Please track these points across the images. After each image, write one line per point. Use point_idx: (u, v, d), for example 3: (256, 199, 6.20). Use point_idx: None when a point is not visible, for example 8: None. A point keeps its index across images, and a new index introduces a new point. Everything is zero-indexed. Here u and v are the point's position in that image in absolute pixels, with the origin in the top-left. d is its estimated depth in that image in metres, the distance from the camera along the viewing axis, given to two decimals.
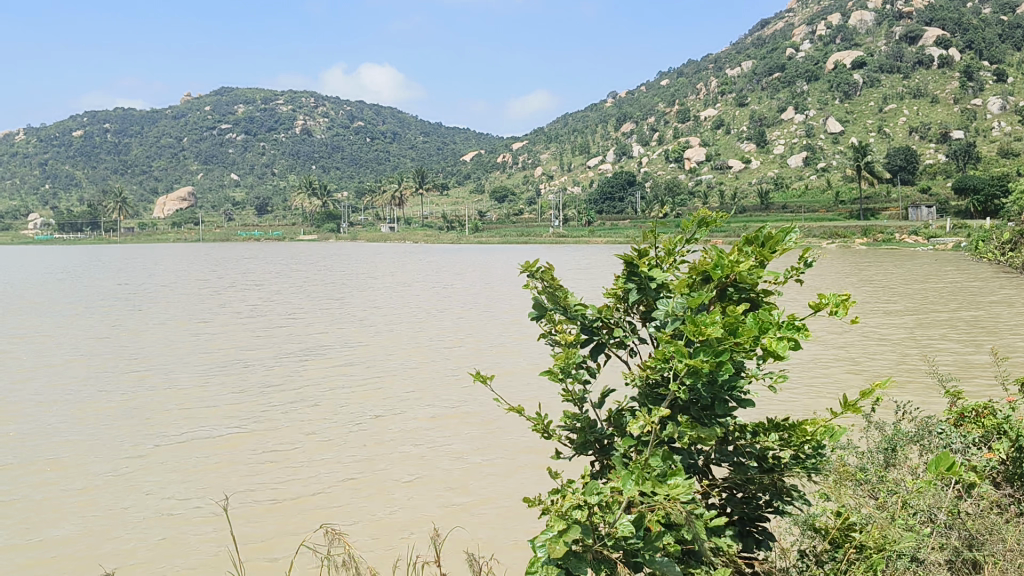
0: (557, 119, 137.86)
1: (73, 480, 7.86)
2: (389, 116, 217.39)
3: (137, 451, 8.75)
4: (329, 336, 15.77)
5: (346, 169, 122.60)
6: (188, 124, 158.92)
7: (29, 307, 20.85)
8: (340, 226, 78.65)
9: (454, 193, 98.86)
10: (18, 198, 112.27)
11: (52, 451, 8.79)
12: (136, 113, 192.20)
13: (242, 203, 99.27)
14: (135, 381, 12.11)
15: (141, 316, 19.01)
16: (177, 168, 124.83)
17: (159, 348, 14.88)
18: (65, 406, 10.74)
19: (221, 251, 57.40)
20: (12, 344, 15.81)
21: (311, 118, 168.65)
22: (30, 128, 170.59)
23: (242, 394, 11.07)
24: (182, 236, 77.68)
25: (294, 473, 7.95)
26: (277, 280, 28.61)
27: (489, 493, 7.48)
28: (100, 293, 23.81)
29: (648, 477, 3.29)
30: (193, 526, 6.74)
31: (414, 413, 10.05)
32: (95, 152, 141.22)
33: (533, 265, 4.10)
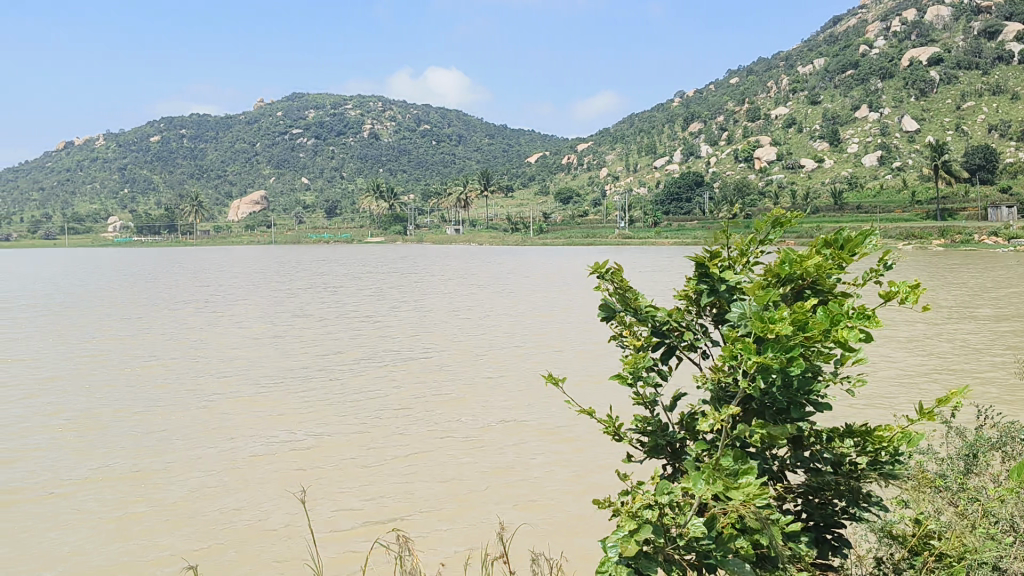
0: (622, 120, 137.07)
1: (162, 482, 8.06)
2: (455, 119, 219.15)
3: (212, 454, 8.85)
4: (400, 339, 15.84)
5: (412, 173, 124.07)
6: (260, 129, 162.86)
7: (116, 307, 21.64)
8: (407, 228, 79.63)
9: (520, 195, 99.19)
10: (100, 203, 116.60)
11: (140, 451, 9.03)
12: (211, 120, 197.80)
13: (312, 206, 101.26)
14: (215, 381, 12.39)
15: (220, 317, 19.49)
16: (249, 173, 127.95)
17: (234, 350, 15.13)
18: (152, 407, 11.04)
19: (295, 254, 58.74)
20: (101, 345, 16.38)
21: (378, 122, 170.93)
22: (111, 135, 176.92)
23: (319, 395, 11.20)
24: (254, 240, 79.65)
25: (367, 478, 7.95)
26: (350, 280, 29.03)
27: (557, 496, 7.42)
28: (183, 294, 24.58)
29: (721, 476, 3.16)
30: (273, 526, 6.88)
31: (488, 415, 10.06)
32: (171, 158, 145.70)
33: (604, 266, 4.03)
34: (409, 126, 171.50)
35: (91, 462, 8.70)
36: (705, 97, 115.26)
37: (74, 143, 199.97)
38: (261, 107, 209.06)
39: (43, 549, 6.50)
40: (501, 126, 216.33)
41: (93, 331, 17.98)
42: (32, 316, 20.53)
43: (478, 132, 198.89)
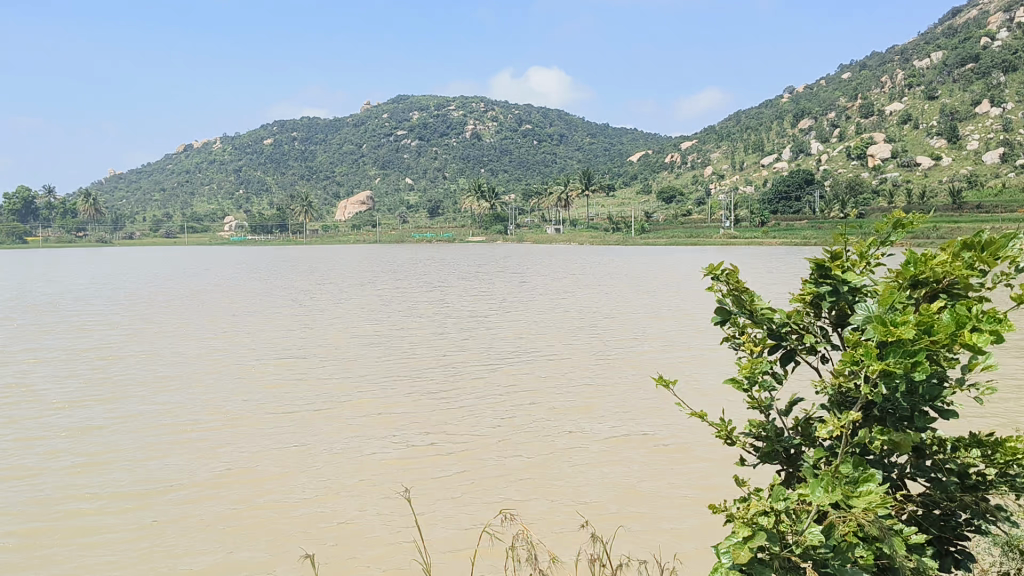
0: (727, 119, 134.58)
1: (278, 475, 8.26)
2: (557, 118, 219.22)
3: (320, 454, 8.86)
4: (504, 342, 15.70)
5: (513, 172, 124.93)
6: (365, 132, 167.27)
7: (229, 305, 22.42)
8: (507, 228, 80.46)
9: (621, 194, 98.83)
10: (215, 204, 122.03)
11: (260, 445, 9.29)
12: (320, 122, 204.19)
13: (415, 207, 103.24)
14: (328, 380, 12.68)
15: (328, 316, 19.98)
16: (355, 175, 131.49)
17: (340, 351, 15.27)
18: (269, 404, 11.37)
19: (405, 253, 60.25)
20: (216, 342, 16.98)
21: (479, 123, 172.49)
22: (226, 138, 184.84)
23: (428, 396, 11.36)
24: (361, 238, 82.08)
25: (474, 484, 7.82)
26: (455, 281, 29.19)
27: (664, 501, 7.30)
28: (293, 292, 25.34)
29: (842, 486, 3.03)
30: (383, 522, 6.96)
31: (597, 419, 10.00)
32: (282, 159, 151.19)
33: (718, 266, 3.89)
34: (510, 126, 172.36)
35: (206, 459, 8.83)
36: (814, 93, 112.03)
37: (194, 146, 209.89)
38: (366, 109, 214.27)
39: (158, 543, 6.59)
40: (603, 125, 215.07)
41: (205, 330, 18.55)
42: (153, 314, 21.41)
43: (580, 131, 198.47)
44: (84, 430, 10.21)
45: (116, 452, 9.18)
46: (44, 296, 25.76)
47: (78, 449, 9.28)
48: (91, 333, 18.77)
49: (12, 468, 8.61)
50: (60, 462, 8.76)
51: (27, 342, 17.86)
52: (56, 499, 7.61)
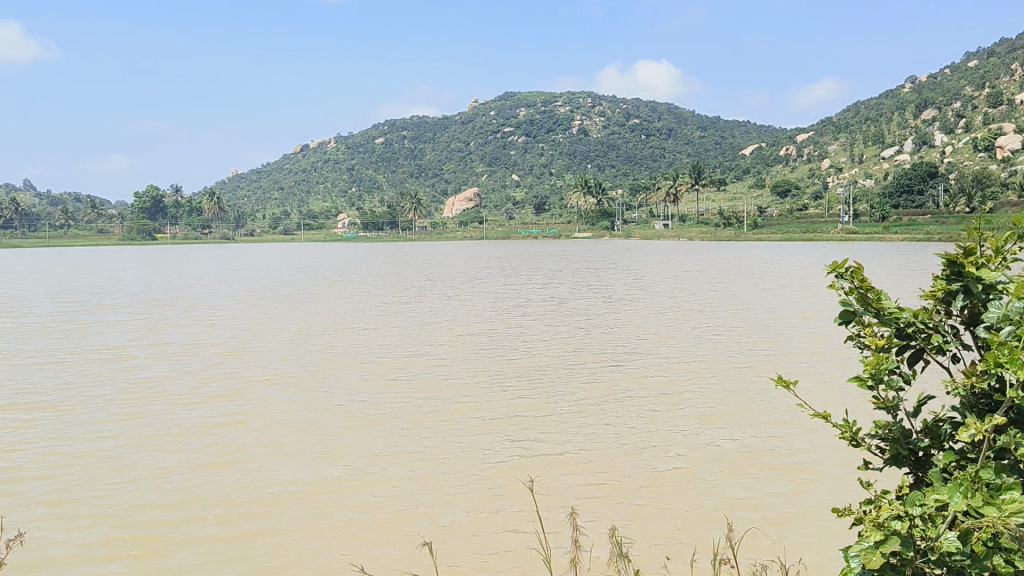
0: (844, 111, 130.07)
1: (398, 472, 8.43)
2: (666, 112, 216.26)
3: (440, 454, 8.97)
4: (617, 342, 15.48)
5: (620, 167, 124.10)
6: (472, 130, 169.46)
7: (343, 302, 23.14)
8: (615, 224, 80.09)
9: (732, 189, 96.98)
10: (328, 202, 125.83)
11: (383, 443, 9.51)
12: (429, 120, 207.79)
13: (522, 202, 103.79)
14: (445, 380, 12.89)
15: (439, 313, 20.32)
16: (463, 172, 133.32)
17: (450, 351, 15.37)
18: (389, 401, 11.65)
19: (518, 250, 60.84)
20: (331, 340, 17.59)
21: (585, 117, 171.82)
22: (339, 140, 190.70)
23: (546, 396, 11.42)
24: (469, 235, 83.38)
25: (594, 482, 7.81)
26: (568, 277, 29.07)
27: (791, 509, 7.10)
28: (405, 289, 25.88)
29: (979, 489, 2.88)
30: (501, 521, 7.05)
31: (718, 421, 9.85)
32: (392, 158, 154.83)
33: (843, 263, 3.68)
34: (617, 121, 171.16)
35: (332, 456, 9.08)
36: (939, 82, 107.05)
37: (310, 146, 217.31)
38: (472, 106, 216.41)
39: (289, 537, 6.81)
40: (712, 118, 210.94)
41: (320, 328, 19.06)
42: (272, 309, 22.26)
43: (690, 124, 195.25)
44: (206, 427, 10.59)
45: (235, 449, 9.46)
46: (172, 292, 27.13)
47: (202, 447, 9.61)
48: (214, 329, 19.56)
49: (141, 463, 8.99)
50: (186, 459, 9.09)
51: (157, 338, 18.79)
52: (183, 497, 7.89)
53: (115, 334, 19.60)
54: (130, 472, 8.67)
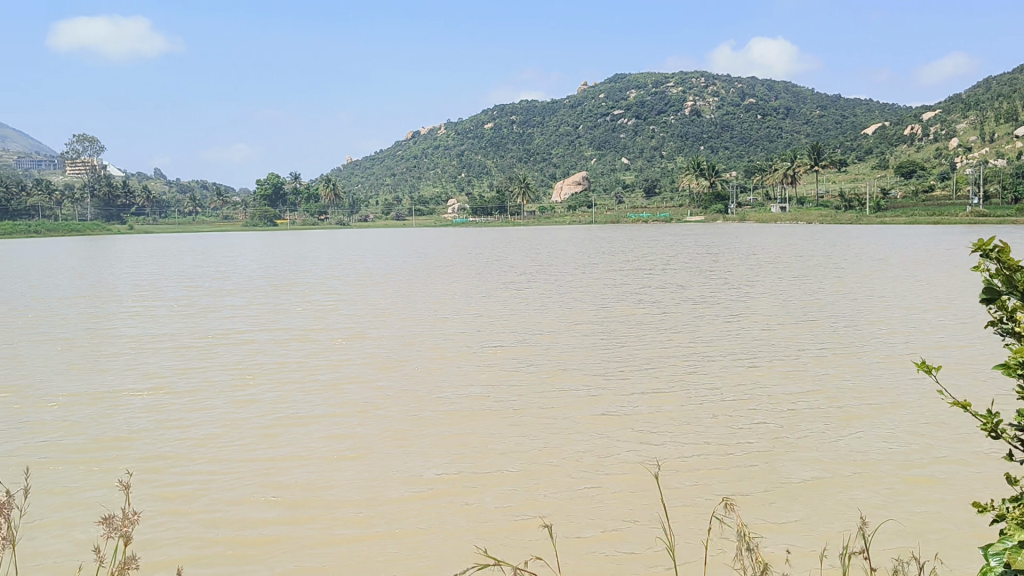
0: (977, 88, 123.00)
1: (514, 461, 8.42)
2: (783, 90, 209.26)
3: (559, 443, 8.96)
4: (735, 335, 15.00)
5: (732, 147, 121.34)
6: (583, 113, 168.97)
7: (453, 286, 23.47)
8: (728, 207, 78.46)
9: (853, 170, 93.55)
10: (439, 188, 127.92)
11: (497, 432, 9.53)
12: (539, 104, 208.26)
13: (632, 186, 103.04)
14: (559, 370, 12.88)
15: (548, 299, 20.37)
16: (572, 156, 133.21)
17: (560, 342, 15.26)
18: (502, 390, 11.72)
19: (632, 234, 60.57)
20: (441, 327, 17.87)
21: (697, 98, 168.24)
22: (450, 126, 193.60)
23: (665, 390, 11.23)
24: (578, 220, 83.64)
25: (714, 478, 7.61)
26: (684, 263, 28.48)
27: (929, 510, 6.72)
28: (514, 274, 26.05)
29: None
30: (616, 511, 6.95)
31: (845, 419, 9.48)
32: (502, 143, 155.97)
33: (989, 241, 3.30)
34: (732, 101, 167.20)
35: (448, 442, 9.18)
36: None
37: (422, 132, 221.36)
38: (582, 89, 215.57)
39: (406, 522, 6.89)
40: (831, 97, 203.16)
41: (431, 315, 19.33)
42: (385, 294, 22.80)
43: (809, 102, 188.71)
44: (322, 413, 10.83)
45: (350, 436, 9.61)
46: (291, 276, 28.17)
47: (316, 433, 9.80)
48: (330, 314, 20.16)
49: (260, 448, 9.23)
50: (300, 445, 9.28)
51: (276, 323, 19.50)
52: (303, 477, 8.11)
53: (240, 319, 20.43)
54: (250, 456, 8.91)
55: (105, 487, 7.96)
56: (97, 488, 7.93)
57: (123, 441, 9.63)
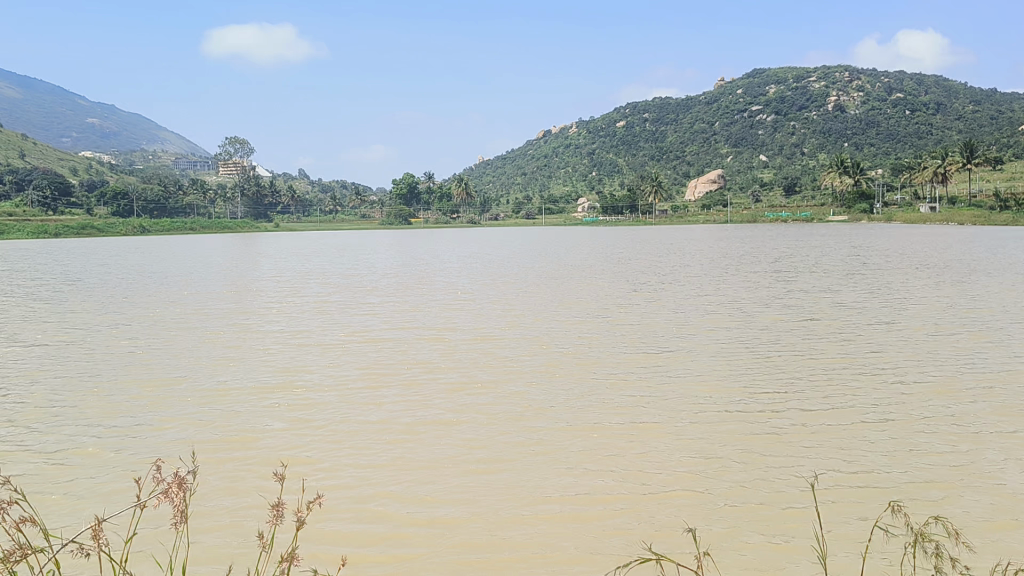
0: None
1: (654, 470, 8.34)
2: (935, 84, 198.11)
3: (698, 454, 8.83)
4: (885, 346, 14.29)
5: (878, 144, 116.15)
6: (719, 109, 166.04)
7: (581, 286, 23.54)
8: (874, 207, 75.40)
9: (1012, 167, 87.92)
10: (570, 188, 128.88)
11: (635, 441, 9.45)
12: (675, 102, 205.84)
13: (770, 183, 100.62)
14: (695, 381, 12.71)
15: (678, 302, 20.11)
16: (709, 153, 131.33)
17: (694, 351, 15.04)
18: (637, 400, 11.63)
19: (773, 234, 59.38)
20: (571, 330, 17.90)
21: (840, 93, 161.92)
22: (581, 126, 194.34)
23: (809, 406, 10.89)
24: (711, 219, 82.84)
25: (863, 499, 7.32)
26: (833, 266, 27.40)
27: None
28: (642, 274, 25.90)
29: None
30: (757, 528, 6.77)
31: (1011, 444, 8.87)
32: (634, 142, 155.48)
33: None
34: (878, 96, 160.06)
35: (583, 450, 9.18)
36: None
37: (554, 131, 223.31)
38: (720, 85, 211.42)
39: (542, 527, 6.93)
40: (989, 92, 190.75)
41: (560, 317, 19.40)
42: (515, 293, 23.09)
43: (964, 98, 178.01)
44: (461, 416, 10.99)
45: (490, 440, 9.70)
46: (423, 274, 28.95)
47: (455, 435, 9.95)
48: (461, 314, 20.58)
49: (401, 448, 9.46)
50: (440, 447, 9.43)
51: (410, 322, 20.10)
52: (442, 478, 8.28)
53: (379, 316, 21.10)
54: (391, 456, 9.15)
55: (257, 484, 8.39)
56: (249, 486, 8.35)
57: (272, 438, 10.14)
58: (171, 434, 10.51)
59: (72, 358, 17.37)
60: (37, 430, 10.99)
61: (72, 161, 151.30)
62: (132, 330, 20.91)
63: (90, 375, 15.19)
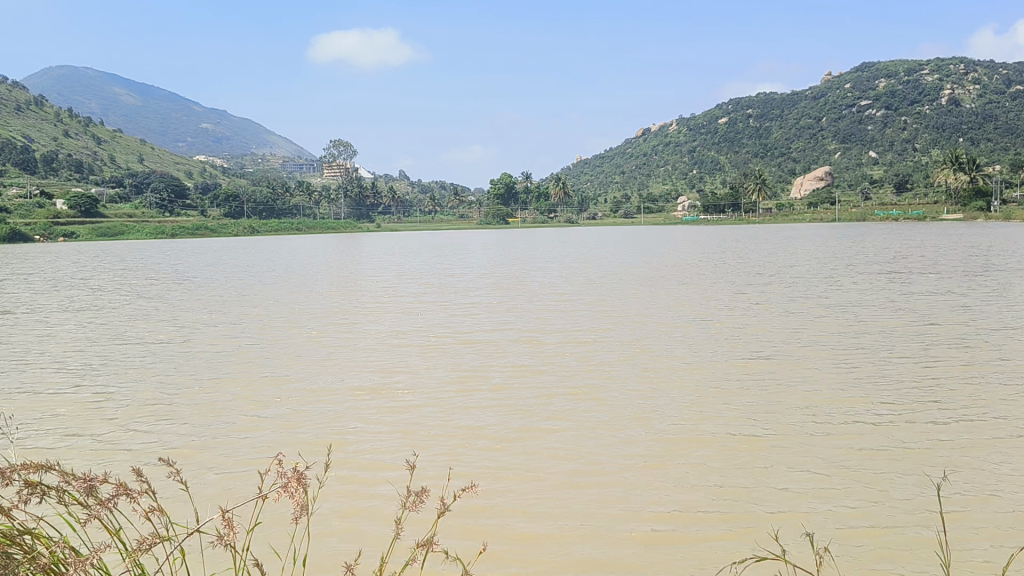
0: None
1: (765, 489, 8.14)
2: None
3: (811, 474, 8.58)
4: (1013, 357, 13.60)
5: (995, 136, 111.39)
6: (827, 105, 161.88)
7: (678, 287, 23.29)
8: (991, 203, 72.65)
9: None
10: (670, 186, 128.24)
11: (744, 455, 9.27)
12: (780, 98, 201.51)
13: (880, 180, 97.87)
14: (801, 390, 12.41)
15: (780, 305, 19.67)
16: (816, 149, 128.44)
17: (798, 357, 14.67)
18: (743, 409, 11.42)
19: (890, 232, 57.61)
20: (668, 333, 17.71)
21: (955, 87, 155.39)
22: (682, 124, 192.55)
23: (928, 423, 10.46)
24: (818, 219, 81.52)
25: (998, 528, 6.95)
26: (951, 267, 26.35)
27: None
28: (743, 274, 25.54)
29: None
30: (884, 559, 6.52)
31: None
32: (737, 139, 153.35)
33: None
34: (998, 88, 152.77)
35: (690, 462, 9.04)
36: None
37: (654, 128, 222.40)
38: (828, 80, 205.90)
39: (653, 547, 6.84)
40: None
41: (658, 318, 19.22)
42: (612, 293, 23.05)
43: None
44: (570, 421, 10.95)
45: (602, 450, 9.63)
46: (522, 274, 29.19)
47: (566, 443, 9.93)
48: (558, 314, 20.66)
49: (510, 454, 9.50)
50: (552, 455, 9.42)
51: (507, 322, 20.25)
52: (547, 490, 8.23)
53: (479, 318, 21.30)
54: (501, 462, 9.18)
55: (365, 490, 8.54)
56: (356, 492, 8.50)
57: (378, 441, 10.34)
58: (283, 435, 10.81)
59: (186, 355, 18.18)
60: (158, 427, 11.51)
61: (187, 165, 159.81)
62: (241, 328, 21.76)
63: (204, 373, 15.88)
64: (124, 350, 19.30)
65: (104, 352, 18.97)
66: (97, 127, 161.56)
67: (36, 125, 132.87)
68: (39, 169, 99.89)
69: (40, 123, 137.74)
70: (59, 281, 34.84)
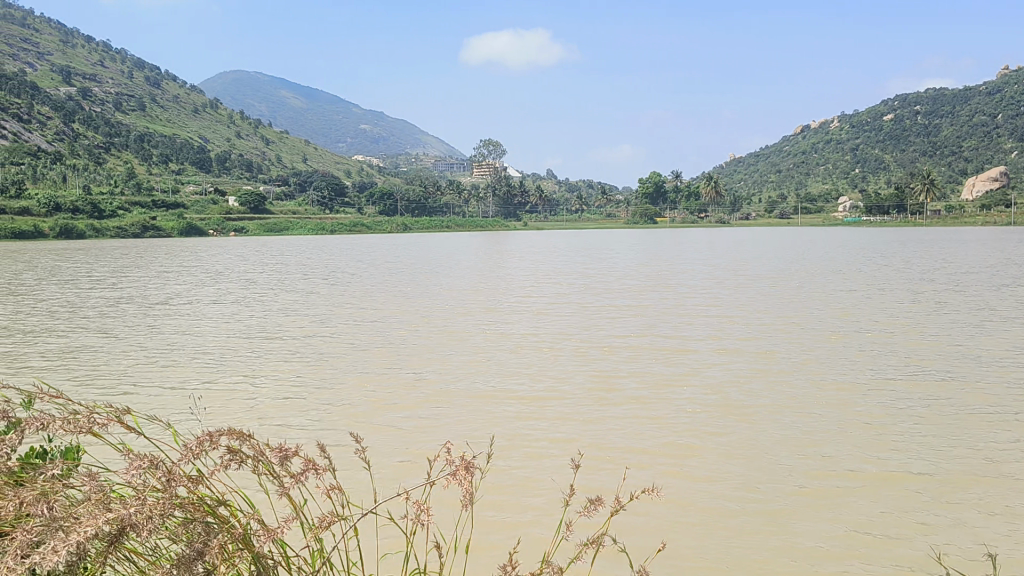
0: None
1: (925, 521, 7.65)
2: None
3: (975, 508, 7.98)
4: None
5: None
6: (1004, 100, 151.81)
7: (835, 294, 22.42)
8: None
9: None
10: (829, 186, 124.21)
11: (906, 483, 8.73)
12: (952, 93, 190.34)
13: None
14: (971, 415, 11.59)
15: (948, 318, 18.46)
16: (990, 147, 120.90)
17: (964, 378, 13.74)
18: (905, 432, 10.78)
19: None
20: (819, 345, 17.07)
21: None
22: (840, 122, 185.50)
23: None
24: (993, 219, 77.05)
25: None
26: None
27: None
28: (909, 282, 24.21)
29: None
30: None
31: None
32: (901, 137, 146.12)
33: None
34: None
35: (846, 488, 8.60)
36: None
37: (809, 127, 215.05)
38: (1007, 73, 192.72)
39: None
40: None
41: (810, 328, 18.53)
42: (763, 299, 22.42)
43: None
44: (722, 437, 10.65)
45: (753, 469, 9.32)
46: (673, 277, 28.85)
47: (720, 462, 9.58)
48: (704, 321, 20.27)
49: (656, 468, 9.34)
50: (704, 474, 9.13)
51: (650, 327, 20.10)
52: (691, 510, 8.04)
53: (623, 322, 21.10)
54: (654, 478, 8.98)
55: (507, 498, 8.59)
56: (499, 499, 8.56)
57: (524, 447, 10.36)
58: (431, 437, 10.96)
59: (342, 348, 18.92)
60: (318, 420, 12.00)
61: (345, 163, 167.42)
62: (390, 323, 22.50)
63: (355, 367, 16.45)
64: (280, 341, 20.25)
65: (263, 344, 20.00)
66: (267, 129, 171.44)
67: (208, 126, 142.45)
68: (212, 168, 107.22)
69: (215, 124, 147.79)
70: (234, 273, 37.04)
